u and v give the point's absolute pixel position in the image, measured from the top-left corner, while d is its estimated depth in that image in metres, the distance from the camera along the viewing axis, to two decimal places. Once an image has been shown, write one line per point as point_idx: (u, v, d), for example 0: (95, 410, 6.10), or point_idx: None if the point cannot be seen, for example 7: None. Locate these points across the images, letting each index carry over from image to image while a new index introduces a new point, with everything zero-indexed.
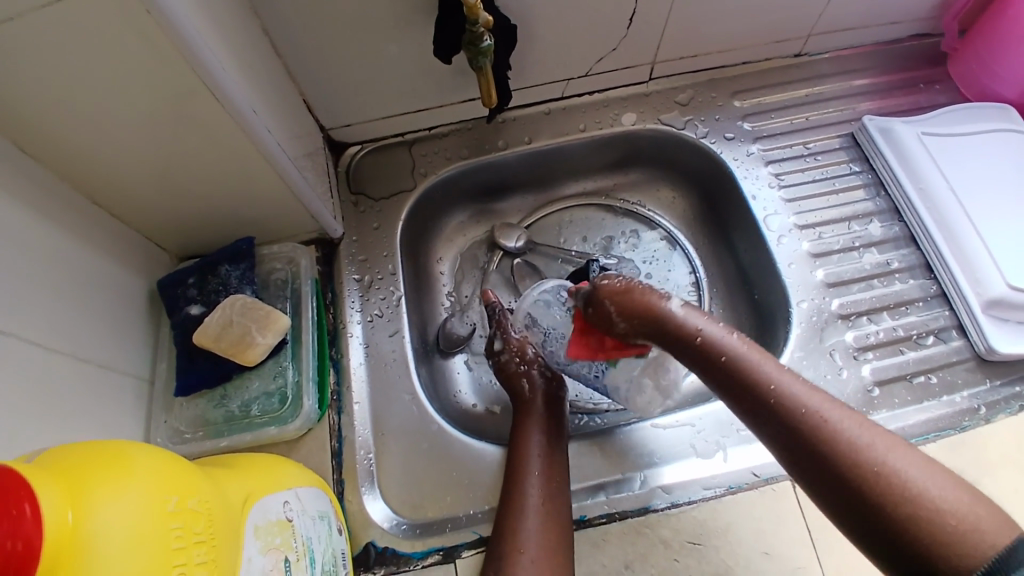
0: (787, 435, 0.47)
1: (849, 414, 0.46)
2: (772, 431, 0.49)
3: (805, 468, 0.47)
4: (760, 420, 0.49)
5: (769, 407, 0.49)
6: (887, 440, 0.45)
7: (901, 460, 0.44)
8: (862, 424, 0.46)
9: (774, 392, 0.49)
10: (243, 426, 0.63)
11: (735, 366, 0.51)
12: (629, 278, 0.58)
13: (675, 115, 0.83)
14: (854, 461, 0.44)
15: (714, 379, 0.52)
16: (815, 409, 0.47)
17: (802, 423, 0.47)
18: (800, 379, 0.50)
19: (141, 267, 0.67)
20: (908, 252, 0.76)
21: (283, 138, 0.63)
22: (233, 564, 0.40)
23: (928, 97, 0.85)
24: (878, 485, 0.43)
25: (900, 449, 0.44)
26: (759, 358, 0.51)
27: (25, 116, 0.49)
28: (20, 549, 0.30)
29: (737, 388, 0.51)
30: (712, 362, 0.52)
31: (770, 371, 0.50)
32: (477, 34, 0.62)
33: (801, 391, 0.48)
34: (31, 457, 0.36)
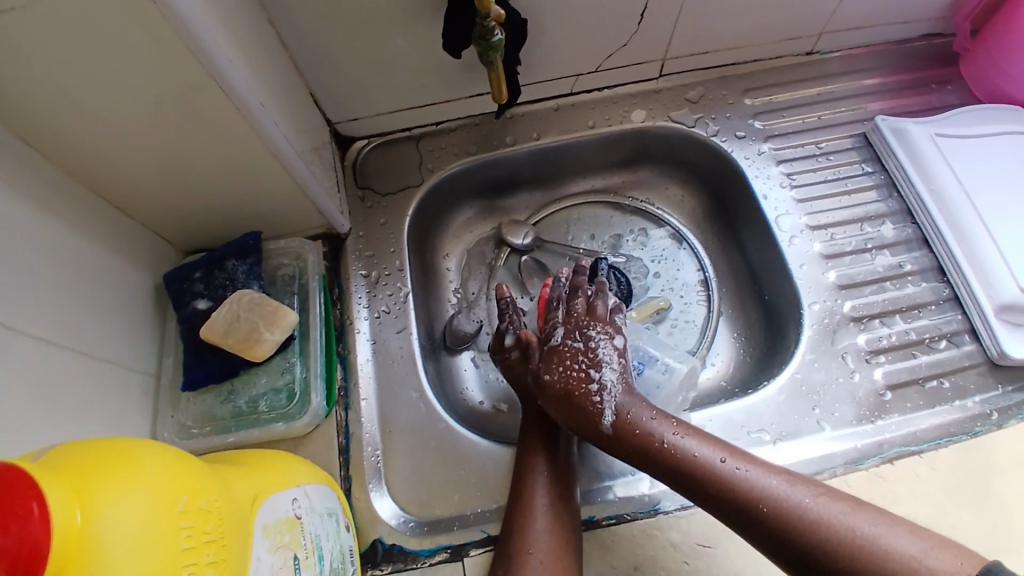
0: (749, 521, 0.53)
1: (799, 486, 0.53)
2: (734, 518, 0.54)
3: (773, 549, 0.52)
4: (720, 510, 0.54)
5: (726, 496, 0.54)
6: (840, 504, 0.51)
7: (853, 519, 0.50)
8: (810, 494, 0.52)
9: (728, 481, 0.54)
10: (250, 421, 0.63)
11: (687, 462, 0.56)
12: (560, 372, 0.63)
13: (685, 113, 0.82)
14: (813, 536, 0.50)
15: (672, 478, 0.57)
16: (768, 493, 0.52)
17: (760, 510, 0.52)
18: (747, 462, 0.55)
19: (146, 261, 0.66)
20: (920, 255, 0.75)
21: (290, 132, 0.62)
22: (242, 564, 0.39)
23: (940, 97, 0.84)
24: (841, 555, 0.49)
25: (849, 509, 0.51)
26: (706, 447, 0.57)
27: (31, 109, 0.49)
28: (27, 552, 0.29)
29: (692, 484, 0.56)
30: (663, 461, 0.57)
31: (720, 459, 0.55)
32: (487, 29, 0.61)
33: (753, 475, 0.54)
34: (37, 455, 0.35)
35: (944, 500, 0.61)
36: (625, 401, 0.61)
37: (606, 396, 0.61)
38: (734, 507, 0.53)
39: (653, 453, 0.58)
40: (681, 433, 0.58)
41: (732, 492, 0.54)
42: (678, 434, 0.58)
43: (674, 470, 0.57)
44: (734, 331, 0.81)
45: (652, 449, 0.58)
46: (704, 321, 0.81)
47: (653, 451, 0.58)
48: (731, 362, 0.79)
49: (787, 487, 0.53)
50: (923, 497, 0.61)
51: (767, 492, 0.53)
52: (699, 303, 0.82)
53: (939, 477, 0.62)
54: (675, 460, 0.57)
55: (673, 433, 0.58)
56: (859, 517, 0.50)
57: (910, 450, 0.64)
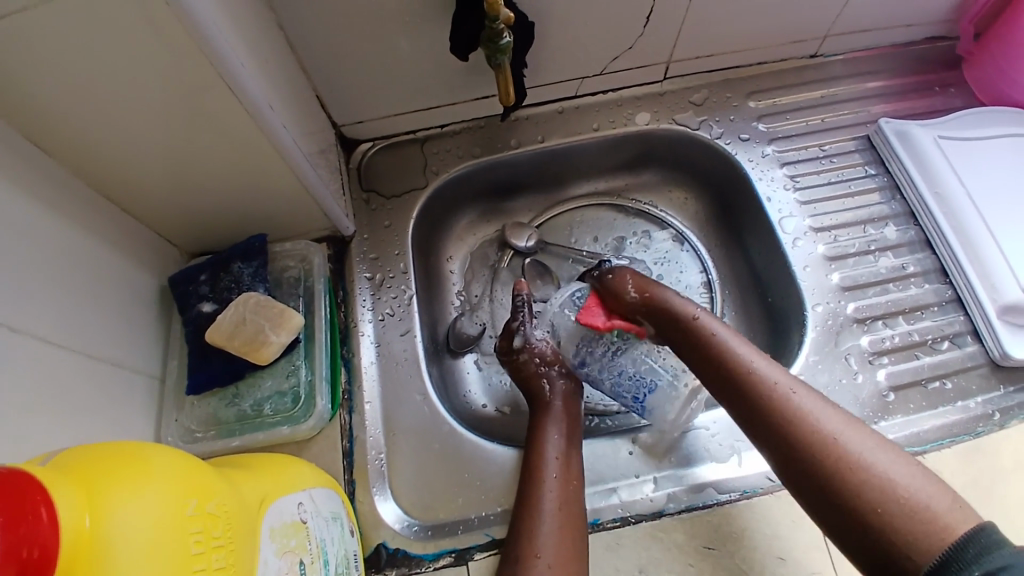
0: (756, 415, 0.54)
1: (814, 398, 0.53)
2: (743, 408, 0.55)
3: (773, 447, 0.52)
4: (739, 401, 0.56)
5: (749, 387, 0.55)
6: (847, 422, 0.50)
7: (863, 438, 0.49)
8: (831, 407, 0.52)
9: (756, 374, 0.55)
10: (255, 425, 0.63)
11: (725, 352, 0.58)
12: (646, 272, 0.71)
13: (689, 115, 0.82)
14: (816, 436, 0.50)
15: (706, 368, 0.59)
16: (790, 392, 0.53)
17: (776, 402, 0.53)
18: (779, 368, 0.56)
19: (152, 263, 0.66)
20: (923, 256, 0.75)
21: (297, 134, 0.62)
22: (249, 568, 0.39)
23: (944, 101, 0.84)
24: (835, 455, 0.48)
25: (862, 430, 0.50)
26: (740, 346, 0.58)
27: (39, 110, 0.49)
28: (36, 556, 0.29)
29: (722, 372, 0.57)
30: (705, 348, 0.60)
31: (748, 356, 0.57)
32: (496, 31, 0.61)
33: (776, 375, 0.55)
34: (47, 458, 0.35)
35: None
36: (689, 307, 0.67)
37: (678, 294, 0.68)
38: (753, 398, 0.54)
39: (698, 340, 0.61)
40: (725, 329, 0.60)
41: (755, 385, 0.55)
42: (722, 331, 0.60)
43: (710, 359, 0.59)
44: (737, 333, 0.81)
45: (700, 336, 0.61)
46: None
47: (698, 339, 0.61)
48: None
49: (808, 395, 0.53)
50: None
51: (784, 391, 0.53)
52: (702, 305, 0.82)
53: (943, 479, 0.62)
54: (714, 349, 0.59)
55: (722, 329, 0.60)
56: (870, 439, 0.49)
57: (913, 450, 0.64)
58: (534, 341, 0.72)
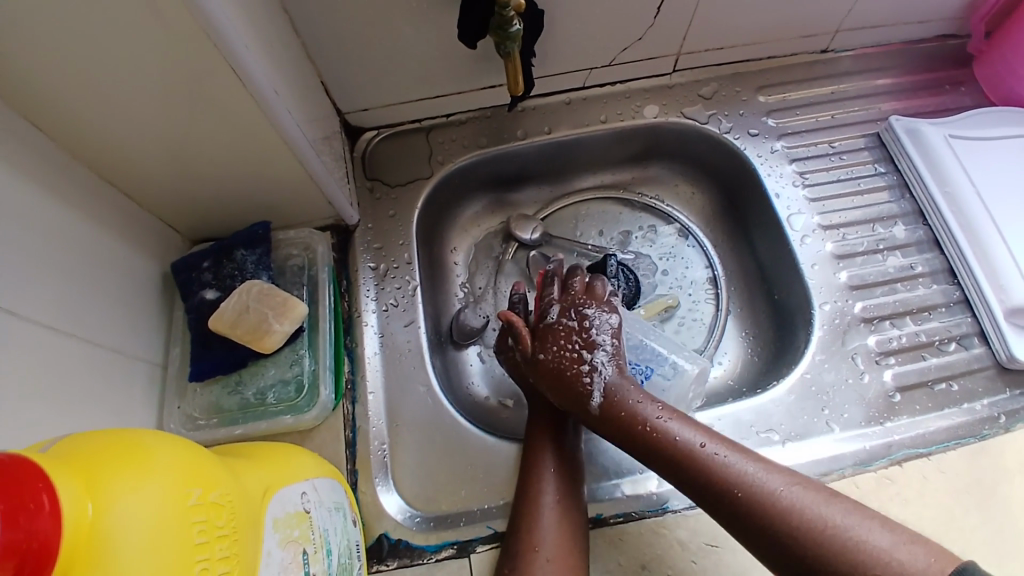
0: (723, 506, 0.52)
1: (775, 475, 0.52)
2: (704, 500, 0.53)
3: (746, 535, 0.51)
4: (697, 493, 0.54)
5: (704, 482, 0.53)
6: (814, 496, 0.50)
7: (830, 509, 0.49)
8: (790, 482, 0.51)
9: (708, 466, 0.53)
10: (257, 414, 0.62)
11: (667, 446, 0.55)
12: (552, 352, 0.64)
13: (698, 109, 0.81)
14: (787, 522, 0.49)
15: (652, 457, 0.56)
16: (747, 478, 0.52)
17: (740, 494, 0.51)
18: (726, 448, 0.54)
19: (154, 249, 0.65)
20: (931, 257, 0.75)
21: (303, 121, 0.61)
22: (253, 558, 0.39)
23: (954, 99, 0.83)
24: (812, 541, 0.48)
25: (825, 500, 0.50)
26: (683, 431, 0.56)
27: (40, 92, 0.48)
28: (36, 547, 0.28)
29: (671, 468, 0.55)
30: (644, 441, 0.56)
31: (695, 442, 0.54)
32: (506, 19, 0.60)
33: (731, 460, 0.53)
34: (46, 446, 0.35)
35: (951, 503, 0.61)
36: (618, 381, 0.60)
37: (597, 376, 0.61)
38: (711, 491, 0.53)
39: (635, 436, 0.57)
40: (664, 413, 0.57)
41: (709, 478, 0.53)
42: (661, 416, 0.57)
43: (654, 454, 0.56)
44: (743, 330, 0.81)
45: (635, 433, 0.57)
46: (712, 320, 0.81)
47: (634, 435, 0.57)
48: (739, 361, 0.79)
49: (766, 475, 0.52)
50: (930, 498, 0.61)
51: (743, 478, 0.52)
52: (707, 301, 0.82)
53: (946, 480, 0.62)
54: (655, 443, 0.56)
55: (656, 417, 0.57)
56: (838, 509, 0.49)
57: (919, 451, 0.64)
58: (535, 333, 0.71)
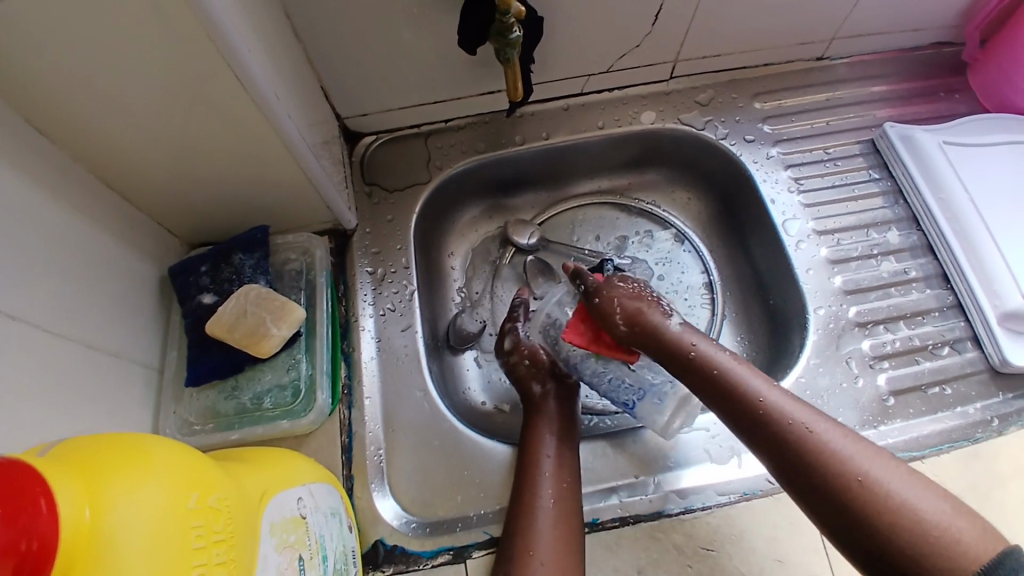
0: (779, 449, 0.52)
1: (838, 431, 0.51)
2: (761, 443, 0.53)
3: (795, 485, 0.51)
4: (756, 436, 0.54)
5: (768, 426, 0.53)
6: (874, 457, 0.49)
7: (890, 471, 0.49)
8: (854, 440, 0.51)
9: (772, 411, 0.53)
10: (254, 418, 0.62)
11: (736, 388, 0.55)
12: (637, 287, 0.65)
13: (695, 115, 0.82)
14: (844, 476, 0.49)
15: (716, 398, 0.57)
16: (809, 428, 0.51)
17: (800, 440, 0.51)
18: (792, 398, 0.54)
19: (152, 252, 0.65)
20: (925, 262, 0.75)
21: (302, 125, 0.61)
22: (250, 562, 0.39)
23: (949, 106, 0.84)
24: (864, 494, 0.48)
25: (884, 463, 0.49)
26: (750, 376, 0.56)
27: (40, 93, 0.48)
28: (35, 549, 0.29)
29: (735, 407, 0.55)
30: (712, 380, 0.57)
31: (759, 388, 0.55)
32: (506, 26, 0.61)
33: (794, 410, 0.53)
34: (44, 449, 0.35)
35: None
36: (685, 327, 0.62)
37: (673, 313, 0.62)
38: (773, 435, 0.53)
39: (703, 375, 0.57)
40: (734, 360, 0.57)
41: (773, 422, 0.53)
42: (731, 361, 0.57)
43: (721, 394, 0.56)
44: (738, 334, 0.81)
45: (704, 372, 0.57)
46: (707, 324, 0.81)
47: (702, 374, 0.57)
48: None
49: (829, 426, 0.51)
50: None
51: (805, 426, 0.52)
52: (703, 306, 0.82)
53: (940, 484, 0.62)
54: (720, 385, 0.56)
55: (728, 360, 0.57)
56: (898, 473, 0.49)
57: (912, 455, 0.64)
58: (526, 340, 0.71)
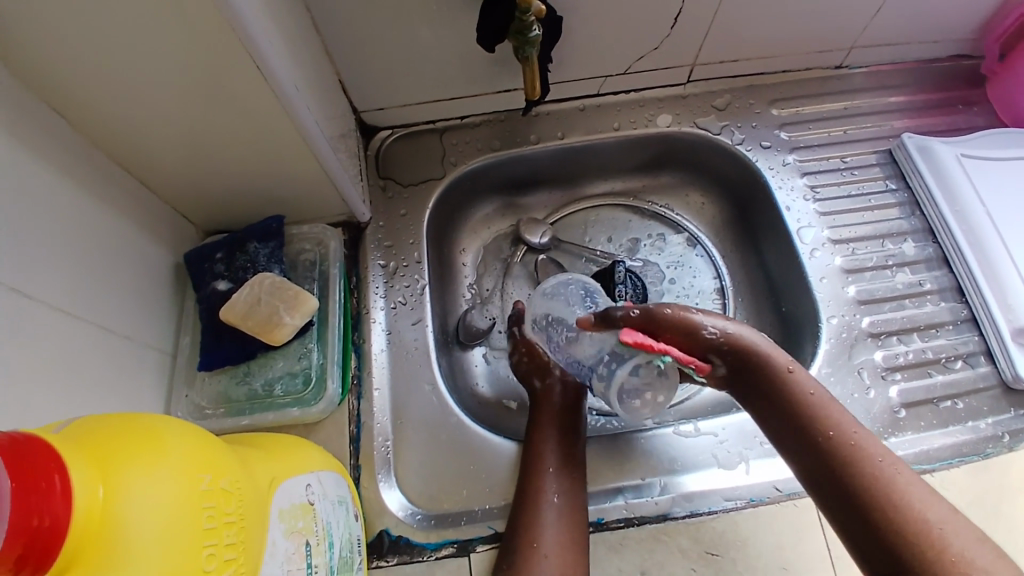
0: (846, 474, 0.51)
1: (912, 477, 0.50)
2: (827, 465, 0.52)
3: (858, 522, 0.50)
4: (832, 466, 0.52)
5: (850, 458, 0.52)
6: (945, 509, 0.49)
7: (965, 530, 0.47)
8: (926, 489, 0.50)
9: (848, 440, 0.52)
10: (265, 405, 0.63)
11: (822, 415, 0.54)
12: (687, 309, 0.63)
13: (711, 120, 0.82)
14: (909, 516, 0.48)
15: (790, 418, 0.55)
16: (884, 465, 0.51)
17: (873, 473, 0.50)
18: (876, 438, 0.53)
19: (168, 239, 0.66)
20: (940, 274, 0.75)
21: (320, 118, 0.62)
22: (259, 546, 0.39)
23: (966, 119, 0.83)
24: (933, 543, 0.46)
25: (954, 517, 0.48)
26: (834, 407, 0.55)
27: (64, 79, 0.49)
28: (45, 527, 0.29)
29: (819, 433, 0.54)
30: (797, 405, 0.55)
31: (843, 419, 0.54)
32: (526, 24, 0.61)
33: (872, 447, 0.52)
34: (59, 426, 0.35)
35: None
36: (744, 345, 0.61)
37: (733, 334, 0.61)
38: (851, 467, 0.51)
39: (784, 393, 0.56)
40: (820, 390, 0.56)
41: (855, 456, 0.52)
42: (817, 390, 0.56)
43: (804, 418, 0.55)
44: None
45: (793, 394, 0.56)
46: None
47: (790, 397, 0.56)
48: None
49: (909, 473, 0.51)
50: None
51: (880, 463, 0.51)
52: (714, 311, 0.82)
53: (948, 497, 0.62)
54: (800, 407, 0.55)
55: (819, 390, 0.56)
56: (972, 532, 0.47)
57: (921, 468, 0.64)
58: (521, 336, 0.73)
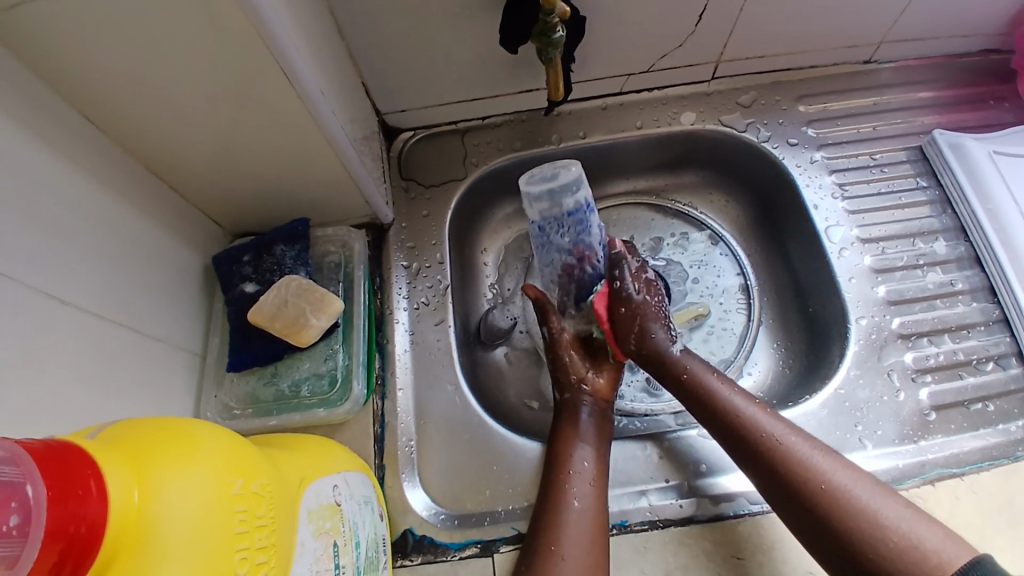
0: (753, 455, 0.57)
1: (809, 444, 0.56)
2: (736, 449, 0.58)
3: (777, 497, 0.55)
4: (734, 445, 0.58)
5: (746, 436, 0.57)
6: (841, 468, 0.54)
7: (854, 479, 0.53)
8: (822, 451, 0.55)
9: (749, 422, 0.58)
10: (292, 406, 0.64)
11: (717, 399, 0.60)
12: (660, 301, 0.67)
13: (736, 117, 0.81)
14: (810, 483, 0.53)
15: (697, 410, 0.62)
16: (782, 438, 0.56)
17: (773, 450, 0.56)
18: (770, 413, 0.58)
19: (198, 242, 0.67)
20: (971, 274, 0.73)
21: (344, 120, 0.62)
22: (289, 547, 0.40)
23: (998, 115, 0.81)
24: (827, 501, 0.52)
25: (850, 473, 0.53)
26: (731, 391, 0.60)
27: (95, 87, 0.50)
28: (83, 532, 0.30)
29: (722, 421, 0.59)
30: (693, 392, 0.62)
31: (740, 402, 0.59)
32: (550, 25, 0.61)
33: (769, 423, 0.57)
34: (96, 430, 0.36)
35: (984, 527, 0.59)
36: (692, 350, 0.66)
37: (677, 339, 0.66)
38: (747, 444, 0.57)
39: (689, 387, 0.62)
40: (718, 377, 0.62)
41: (748, 433, 0.57)
42: (717, 378, 0.62)
43: (708, 407, 0.61)
44: (774, 341, 0.79)
45: (694, 386, 0.62)
46: (742, 330, 0.80)
47: (693, 390, 0.62)
48: (769, 373, 0.77)
49: (800, 438, 0.56)
50: (962, 521, 0.60)
51: (777, 437, 0.56)
52: (738, 311, 0.81)
53: (979, 502, 0.61)
54: (703, 397, 0.61)
55: (716, 377, 0.62)
56: (860, 480, 0.53)
57: (953, 473, 0.62)
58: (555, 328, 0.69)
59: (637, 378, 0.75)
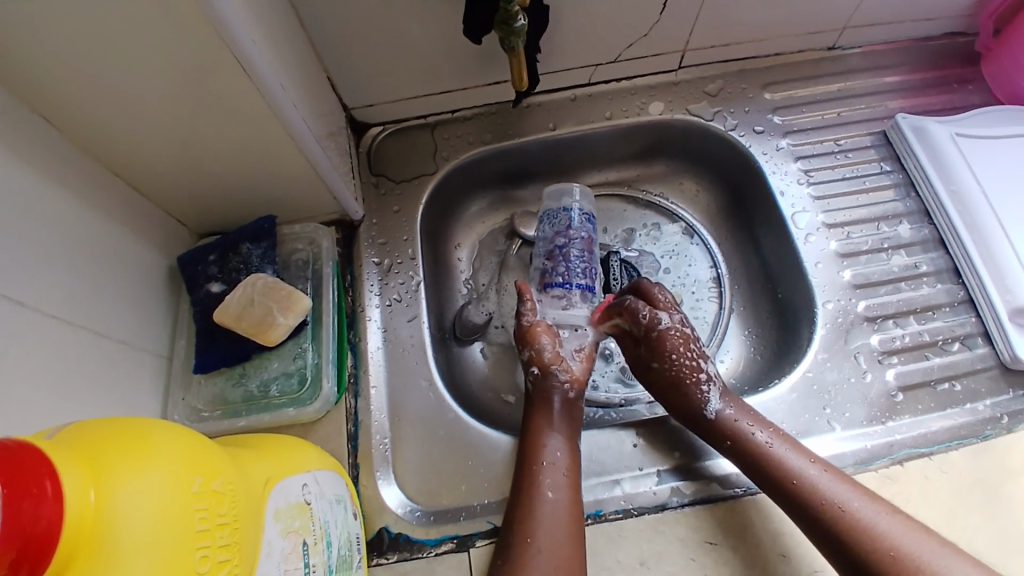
0: (815, 519, 0.56)
1: (873, 504, 0.55)
2: (795, 512, 0.57)
3: (841, 559, 0.54)
4: (796, 511, 0.57)
5: (809, 502, 0.56)
6: (910, 529, 0.53)
7: (922, 541, 0.52)
8: (888, 512, 0.54)
9: (810, 485, 0.57)
10: (261, 406, 0.63)
11: (772, 459, 0.59)
12: (685, 358, 0.65)
13: (704, 106, 0.81)
14: (882, 549, 0.52)
15: (753, 471, 0.60)
16: (845, 500, 0.55)
17: (838, 515, 0.55)
18: (830, 471, 0.57)
19: (160, 243, 0.66)
20: (936, 256, 0.74)
21: (308, 116, 0.62)
22: (254, 546, 0.40)
23: (961, 97, 0.83)
24: (898, 569, 0.51)
25: (921, 535, 0.53)
26: (786, 450, 0.59)
27: (47, 86, 0.49)
28: (38, 532, 0.29)
29: (783, 483, 0.57)
30: (750, 454, 0.60)
31: (797, 464, 0.58)
32: (511, 14, 0.61)
33: (832, 485, 0.56)
34: (51, 431, 0.35)
35: (954, 504, 0.60)
36: (727, 398, 0.64)
37: (712, 388, 0.64)
38: (807, 510, 0.56)
39: (742, 446, 0.60)
40: (773, 434, 0.60)
41: (810, 497, 0.56)
42: (771, 436, 0.60)
43: (766, 469, 0.59)
44: (746, 329, 0.80)
45: (749, 445, 0.60)
46: (715, 318, 0.80)
47: (748, 449, 0.60)
48: (741, 360, 0.78)
49: (864, 501, 0.55)
50: (931, 499, 0.61)
51: (842, 499, 0.55)
52: (710, 299, 0.81)
53: (948, 480, 0.62)
54: (759, 458, 0.59)
55: (772, 435, 0.60)
56: (930, 542, 0.52)
57: (921, 452, 0.63)
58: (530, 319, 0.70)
59: (612, 368, 0.76)
